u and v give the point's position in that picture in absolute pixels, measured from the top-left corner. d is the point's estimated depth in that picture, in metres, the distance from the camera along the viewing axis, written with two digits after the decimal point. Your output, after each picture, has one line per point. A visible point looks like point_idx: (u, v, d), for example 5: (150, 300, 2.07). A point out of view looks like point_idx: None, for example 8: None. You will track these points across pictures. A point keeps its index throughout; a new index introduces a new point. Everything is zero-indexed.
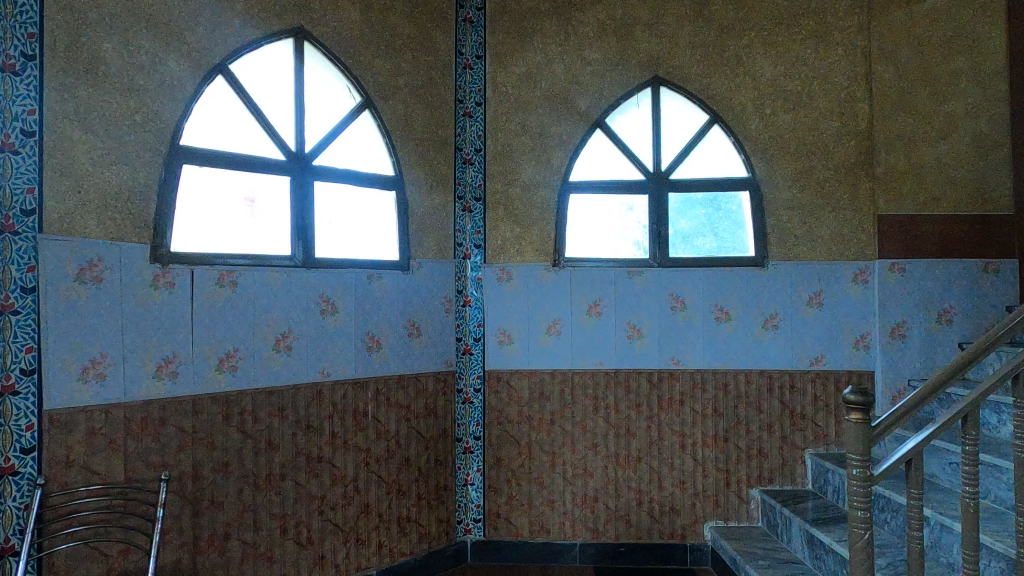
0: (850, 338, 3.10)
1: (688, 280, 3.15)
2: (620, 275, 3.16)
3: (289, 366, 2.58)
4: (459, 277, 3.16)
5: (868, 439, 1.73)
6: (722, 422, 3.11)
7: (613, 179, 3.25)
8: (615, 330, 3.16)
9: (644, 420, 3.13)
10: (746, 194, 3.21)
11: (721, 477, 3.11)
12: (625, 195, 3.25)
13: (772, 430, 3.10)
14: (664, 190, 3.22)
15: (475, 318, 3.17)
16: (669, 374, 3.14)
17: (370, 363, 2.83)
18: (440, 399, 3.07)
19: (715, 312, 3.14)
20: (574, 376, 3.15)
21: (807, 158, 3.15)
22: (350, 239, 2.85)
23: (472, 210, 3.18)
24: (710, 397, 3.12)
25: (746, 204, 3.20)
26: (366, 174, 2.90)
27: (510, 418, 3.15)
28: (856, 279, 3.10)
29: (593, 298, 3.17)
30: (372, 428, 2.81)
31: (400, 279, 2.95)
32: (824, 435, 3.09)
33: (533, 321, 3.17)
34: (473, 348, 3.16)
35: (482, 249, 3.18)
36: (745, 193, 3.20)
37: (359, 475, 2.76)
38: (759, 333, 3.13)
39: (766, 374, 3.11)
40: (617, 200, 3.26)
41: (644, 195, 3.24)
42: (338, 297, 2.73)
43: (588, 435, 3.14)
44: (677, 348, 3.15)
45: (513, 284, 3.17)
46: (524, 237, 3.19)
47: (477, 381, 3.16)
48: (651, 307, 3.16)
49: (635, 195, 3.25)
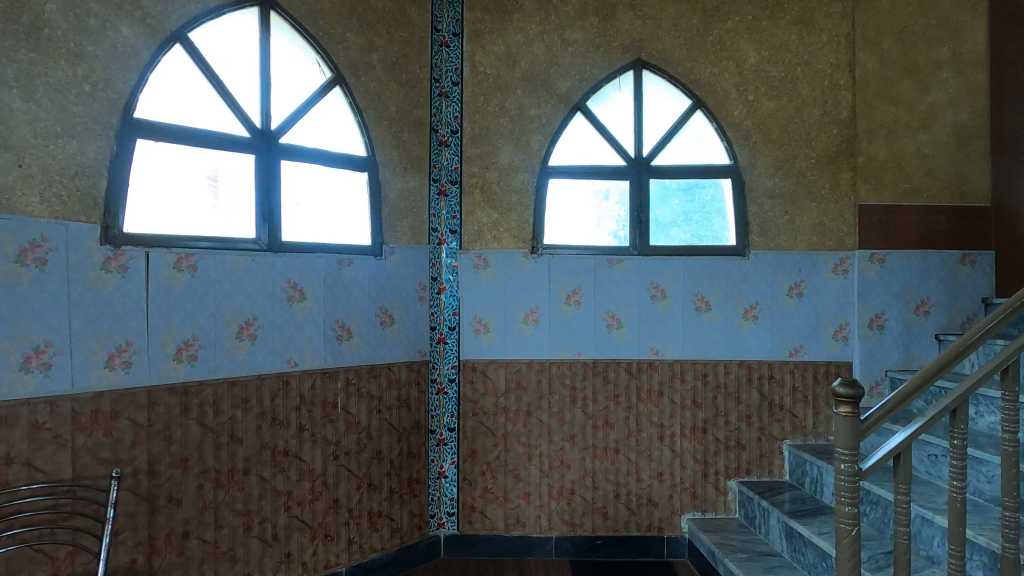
0: (829, 328, 3.07)
1: (668, 269, 3.09)
2: (599, 264, 3.09)
3: (253, 355, 2.44)
4: (434, 263, 3.05)
5: (857, 433, 1.69)
6: (701, 414, 3.07)
7: (594, 164, 3.16)
8: (594, 319, 3.09)
9: (622, 411, 3.07)
10: (728, 182, 3.15)
11: (699, 469, 3.07)
12: (606, 181, 3.17)
13: (751, 421, 3.07)
14: (645, 176, 3.15)
15: (450, 306, 3.06)
16: (648, 365, 3.08)
17: (340, 353, 2.70)
18: (413, 390, 2.96)
19: (696, 302, 3.09)
20: (552, 366, 3.07)
21: (790, 146, 3.10)
22: (319, 222, 2.71)
23: (447, 193, 3.06)
24: (689, 388, 3.07)
25: (728, 192, 3.15)
26: (337, 154, 2.76)
27: (485, 409, 3.06)
28: (837, 269, 3.07)
29: (572, 286, 3.09)
30: (342, 420, 2.70)
31: (372, 265, 2.82)
32: (802, 426, 3.07)
33: (510, 310, 3.08)
34: (448, 337, 3.06)
35: (458, 235, 3.07)
36: (726, 180, 3.15)
37: (328, 469, 2.65)
38: (739, 323, 3.08)
39: (745, 364, 3.07)
40: (597, 187, 3.17)
41: (625, 181, 3.16)
42: (306, 283, 2.59)
43: (566, 426, 3.07)
44: (657, 338, 3.09)
45: (490, 271, 3.07)
46: (501, 223, 3.09)
47: (453, 371, 3.06)
48: (630, 296, 3.09)
49: (615, 181, 3.17)
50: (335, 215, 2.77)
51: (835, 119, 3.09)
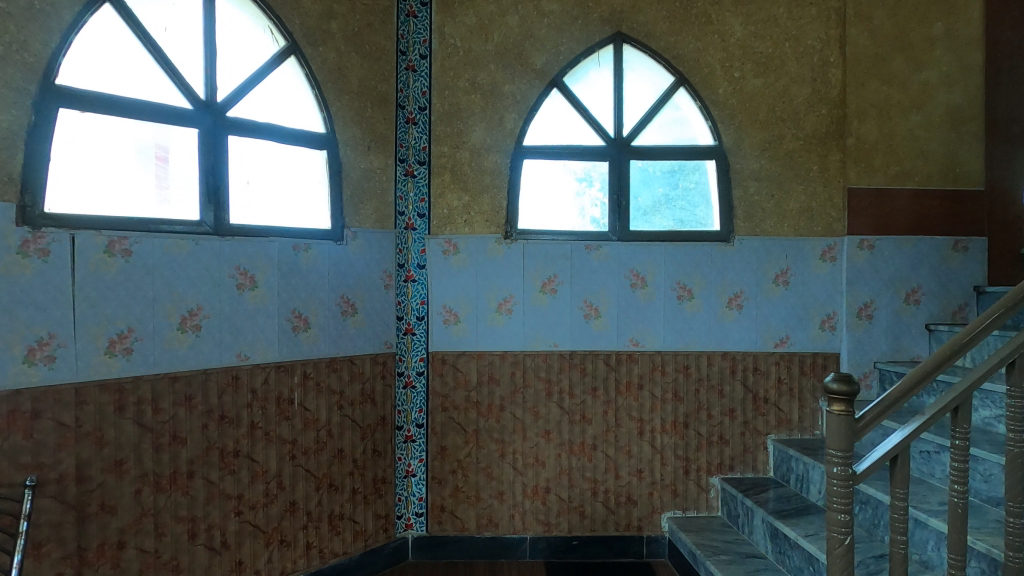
0: (817, 318, 2.93)
1: (649, 256, 2.93)
2: (576, 250, 2.91)
3: (198, 348, 2.24)
4: (400, 249, 2.86)
5: (852, 434, 1.54)
6: (683, 407, 2.92)
7: (571, 144, 2.98)
8: (571, 309, 2.92)
9: (600, 405, 2.92)
10: (712, 163, 2.99)
11: (681, 465, 2.93)
12: (584, 162, 2.99)
13: (734, 415, 2.93)
14: (625, 157, 2.97)
15: (418, 295, 2.88)
16: (628, 357, 2.92)
17: (297, 345, 2.51)
18: (378, 384, 2.78)
19: (678, 290, 2.93)
20: (526, 358, 2.90)
21: (777, 126, 2.94)
22: (272, 204, 2.51)
23: (415, 174, 2.87)
24: (671, 381, 2.92)
25: (711, 175, 2.99)
26: (292, 130, 2.55)
27: (456, 404, 2.89)
28: (825, 256, 2.93)
29: (547, 274, 2.91)
30: (299, 417, 2.51)
31: (332, 250, 2.63)
32: (787, 420, 2.93)
33: (482, 299, 2.90)
34: (416, 327, 2.88)
35: (427, 219, 2.88)
36: (710, 162, 2.99)
37: (283, 469, 2.46)
38: (723, 313, 2.93)
39: (729, 356, 2.93)
40: (575, 168, 2.99)
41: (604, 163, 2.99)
42: (257, 270, 2.39)
43: (541, 422, 2.91)
44: (637, 329, 2.93)
45: (461, 258, 2.89)
46: (472, 206, 2.91)
47: (421, 363, 2.88)
48: (609, 284, 2.92)
49: (594, 162, 2.99)
50: (290, 196, 2.57)
51: (825, 98, 2.93)
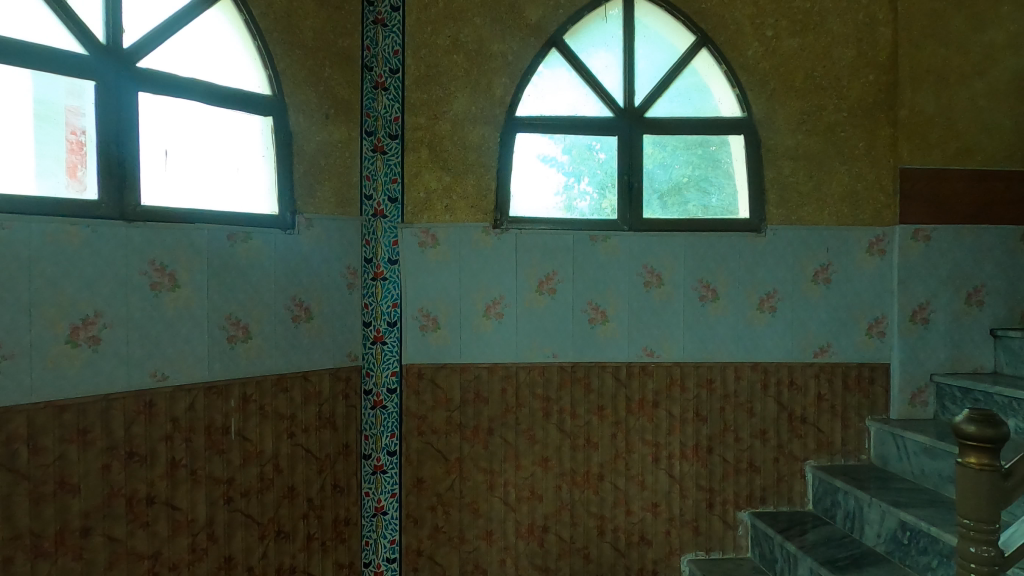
0: (862, 323, 2.48)
1: (665, 249, 2.45)
2: (579, 241, 2.44)
3: (96, 368, 1.73)
4: (367, 241, 2.36)
5: (998, 499, 1.08)
6: (705, 429, 2.46)
7: (571, 118, 2.50)
8: (573, 312, 2.44)
9: (608, 427, 2.44)
10: (736, 140, 2.53)
11: (703, 498, 2.46)
12: (585, 141, 2.51)
13: (767, 438, 2.47)
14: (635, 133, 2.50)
15: (389, 296, 2.38)
16: (641, 369, 2.45)
17: (233, 360, 2.00)
18: (340, 405, 2.27)
19: (700, 290, 2.46)
20: (520, 372, 2.42)
21: (817, 95, 2.48)
22: (200, 183, 2.02)
23: (385, 150, 2.37)
24: (691, 397, 2.45)
25: (735, 153, 2.53)
26: (224, 90, 2.04)
27: (435, 428, 2.40)
28: (872, 249, 2.48)
29: (544, 270, 2.43)
30: (238, 451, 2.00)
31: (279, 240, 2.12)
32: (828, 443, 2.48)
33: (466, 300, 2.42)
34: (387, 336, 2.37)
35: (400, 204, 2.39)
36: (733, 138, 2.53)
37: (216, 518, 1.95)
38: (753, 317, 2.47)
39: (760, 368, 2.46)
40: (574, 149, 2.51)
41: (608, 143, 2.51)
42: (178, 266, 1.88)
43: (537, 448, 2.43)
44: (652, 337, 2.46)
45: (442, 252, 2.40)
46: (454, 189, 2.42)
47: (393, 379, 2.38)
48: (619, 283, 2.45)
49: (596, 143, 2.51)
50: (223, 175, 2.08)
51: (872, 62, 2.47)
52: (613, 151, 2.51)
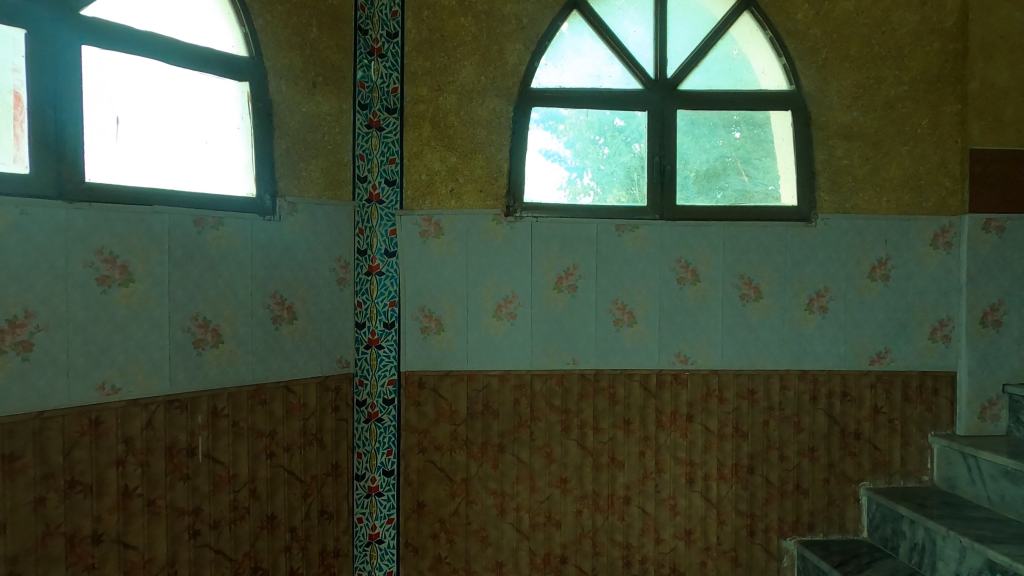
0: (925, 326, 2.18)
1: (702, 240, 2.15)
2: (603, 231, 2.13)
3: (27, 379, 1.42)
4: (361, 230, 2.06)
5: None
6: (746, 446, 2.16)
7: (573, 109, 2.19)
8: (595, 313, 2.13)
9: (636, 444, 2.14)
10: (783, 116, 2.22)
11: (744, 525, 2.16)
12: (588, 135, 2.20)
13: (816, 457, 2.17)
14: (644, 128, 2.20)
15: (386, 293, 2.08)
16: (673, 378, 2.14)
17: (201, 368, 1.70)
18: (328, 419, 1.97)
19: (741, 287, 2.15)
20: (535, 380, 2.12)
21: (874, 65, 2.17)
22: (162, 155, 1.71)
23: (382, 127, 2.07)
24: (730, 410, 2.15)
25: (783, 132, 2.22)
26: (191, 48, 1.74)
27: (438, 444, 2.10)
28: (937, 242, 2.17)
29: (564, 265, 2.12)
30: (206, 476, 1.69)
31: (256, 228, 1.81)
32: (886, 462, 2.17)
33: (474, 299, 2.11)
34: (383, 338, 2.07)
35: (398, 187, 2.08)
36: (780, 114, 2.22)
37: (179, 556, 1.65)
38: (801, 319, 2.17)
39: (808, 377, 2.16)
40: (579, 142, 2.20)
41: (614, 136, 2.20)
42: (132, 257, 1.58)
43: (555, 467, 2.13)
44: (686, 341, 2.15)
45: (447, 243, 2.10)
46: (460, 171, 2.12)
47: (390, 389, 2.08)
48: (648, 280, 2.14)
49: (598, 138, 2.20)
50: (189, 147, 1.77)
51: (937, 28, 2.16)
52: (620, 147, 2.20)
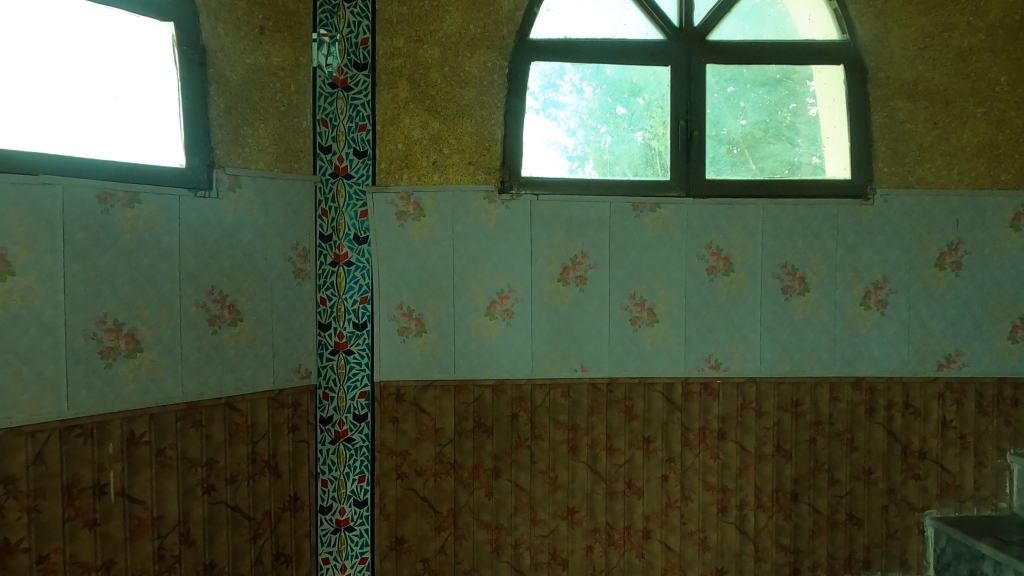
0: (1003, 323, 1.82)
1: (736, 222, 1.79)
2: (617, 211, 1.77)
3: None
4: (325, 211, 1.69)
5: None
6: (789, 469, 1.81)
7: (573, 93, 1.82)
8: (609, 310, 1.77)
9: (657, 467, 1.79)
10: (825, 82, 1.85)
11: (786, 562, 1.81)
12: (589, 124, 1.82)
13: (872, 480, 1.81)
14: (649, 113, 1.83)
15: (356, 288, 1.72)
16: (702, 388, 1.79)
17: (111, 384, 1.34)
18: (284, 441, 1.62)
19: (784, 278, 1.79)
20: (536, 391, 1.76)
21: (944, 10, 1.80)
22: (49, 109, 1.33)
23: (349, 85, 1.70)
24: (770, 426, 1.80)
25: (822, 105, 1.86)
26: None
27: (419, 468, 1.75)
28: (1018, 223, 1.81)
29: (570, 252, 1.76)
30: (120, 520, 1.34)
31: (185, 206, 1.45)
32: (956, 487, 1.82)
33: (463, 294, 1.75)
34: (353, 342, 1.72)
35: (370, 159, 1.72)
36: (820, 80, 1.85)
37: None
38: (854, 316, 1.81)
39: (864, 385, 1.81)
40: (579, 116, 1.82)
41: (617, 125, 1.82)
42: (10, 242, 1.22)
43: (560, 495, 1.78)
44: (718, 344, 1.79)
45: (429, 227, 1.74)
46: (445, 140, 1.75)
47: (362, 403, 1.72)
48: (672, 270, 1.78)
49: (601, 127, 1.82)
50: (92, 101, 1.40)
51: None
52: (622, 136, 1.82)
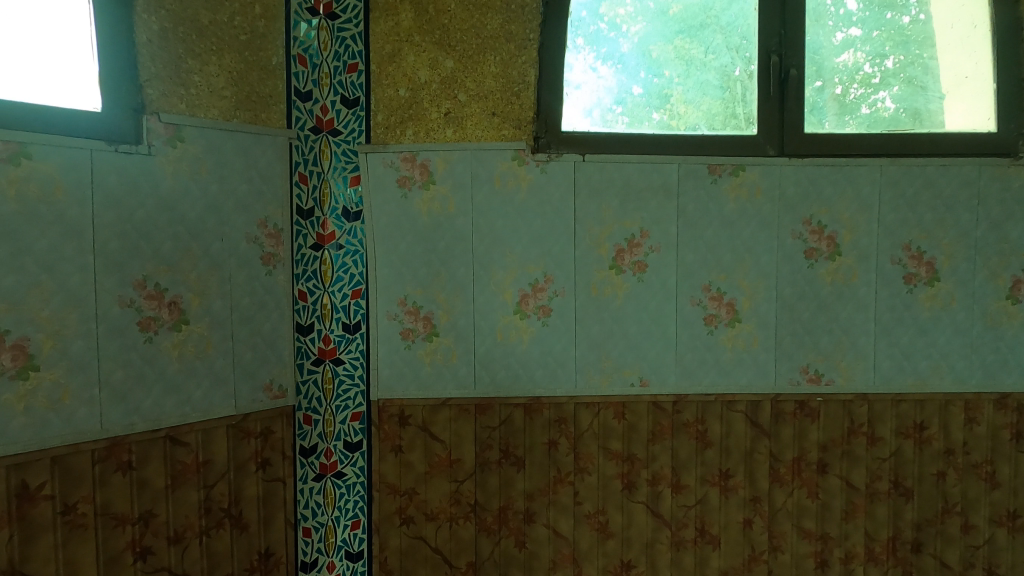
0: None
1: (843, 190, 1.36)
2: (688, 176, 1.34)
3: None
4: (304, 178, 1.29)
5: None
6: (910, 512, 1.39)
7: (587, 72, 1.39)
8: (676, 307, 1.35)
9: (738, 509, 1.38)
10: (854, 57, 1.41)
11: None
12: (633, 79, 1.40)
13: (1018, 527, 1.39)
14: (667, 92, 1.40)
15: (345, 279, 1.32)
16: (797, 408, 1.37)
17: None
18: (251, 481, 1.22)
19: (906, 264, 1.37)
20: (581, 412, 1.35)
21: None
22: None
23: (336, 12, 1.29)
24: (886, 457, 1.38)
25: (848, 85, 1.41)
26: None
27: (430, 511, 1.35)
28: None
29: (625, 230, 1.34)
30: None
31: (100, 166, 1.04)
32: None
33: (485, 285, 1.34)
34: (342, 349, 1.32)
35: (363, 109, 1.31)
36: (850, 54, 1.41)
37: None
38: (998, 313, 1.38)
39: (1010, 404, 1.38)
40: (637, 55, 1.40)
41: (671, 77, 1.40)
42: None
43: (612, 546, 1.37)
44: (818, 350, 1.37)
45: (441, 198, 1.32)
46: (462, 83, 1.33)
47: (355, 428, 1.33)
48: (759, 253, 1.36)
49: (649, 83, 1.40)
50: None
51: None
52: (678, 90, 1.40)
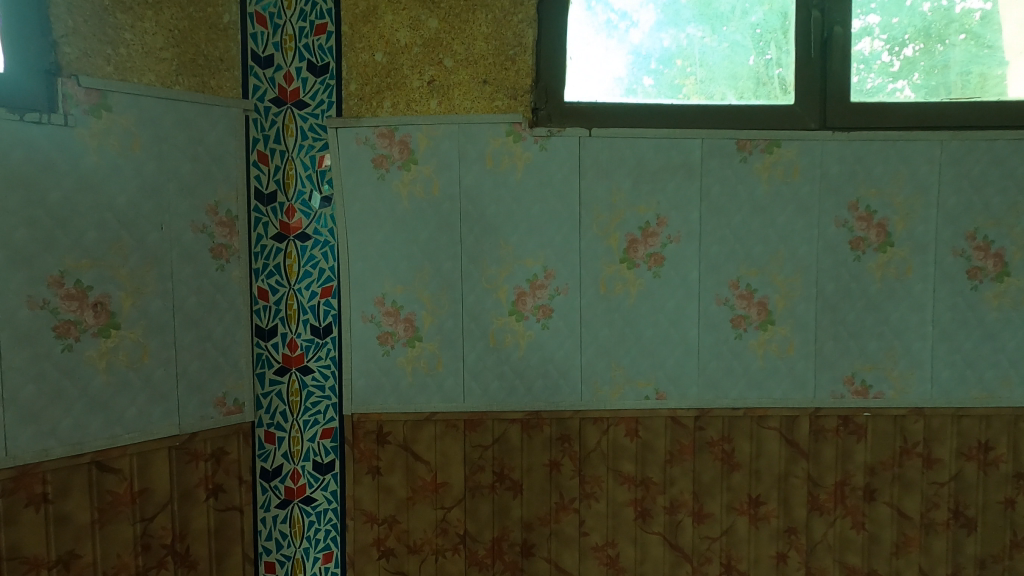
0: None
1: (896, 170, 1.15)
2: (714, 154, 1.15)
3: None
4: (264, 157, 1.10)
5: None
6: (972, 546, 1.19)
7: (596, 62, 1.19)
8: (699, 307, 1.16)
9: (770, 542, 1.19)
10: (872, 46, 1.19)
11: None
12: (647, 48, 1.19)
13: None
14: (680, 82, 1.18)
15: (313, 274, 1.13)
16: (840, 425, 1.17)
17: None
18: (200, 511, 1.05)
19: (970, 256, 1.16)
20: (588, 430, 1.16)
21: None
22: None
23: None
24: (945, 482, 1.18)
25: (864, 74, 1.18)
26: None
27: (413, 543, 1.17)
28: None
29: (639, 216, 1.15)
30: None
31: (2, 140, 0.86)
32: None
33: (475, 282, 1.15)
34: (311, 356, 1.13)
35: (333, 77, 1.12)
36: (867, 42, 1.19)
37: None
38: None
39: None
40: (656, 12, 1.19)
41: (694, 41, 1.19)
42: None
43: None
44: (865, 357, 1.17)
45: (423, 179, 1.13)
46: (449, 45, 1.14)
47: (326, 447, 1.14)
48: (796, 244, 1.16)
49: (668, 50, 1.19)
50: None
51: None
52: (704, 54, 1.19)
